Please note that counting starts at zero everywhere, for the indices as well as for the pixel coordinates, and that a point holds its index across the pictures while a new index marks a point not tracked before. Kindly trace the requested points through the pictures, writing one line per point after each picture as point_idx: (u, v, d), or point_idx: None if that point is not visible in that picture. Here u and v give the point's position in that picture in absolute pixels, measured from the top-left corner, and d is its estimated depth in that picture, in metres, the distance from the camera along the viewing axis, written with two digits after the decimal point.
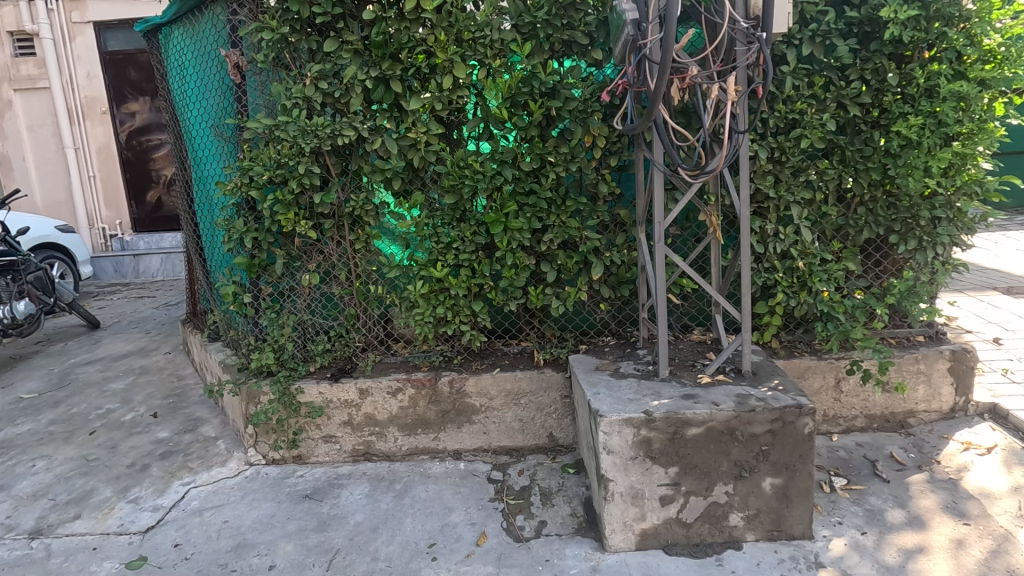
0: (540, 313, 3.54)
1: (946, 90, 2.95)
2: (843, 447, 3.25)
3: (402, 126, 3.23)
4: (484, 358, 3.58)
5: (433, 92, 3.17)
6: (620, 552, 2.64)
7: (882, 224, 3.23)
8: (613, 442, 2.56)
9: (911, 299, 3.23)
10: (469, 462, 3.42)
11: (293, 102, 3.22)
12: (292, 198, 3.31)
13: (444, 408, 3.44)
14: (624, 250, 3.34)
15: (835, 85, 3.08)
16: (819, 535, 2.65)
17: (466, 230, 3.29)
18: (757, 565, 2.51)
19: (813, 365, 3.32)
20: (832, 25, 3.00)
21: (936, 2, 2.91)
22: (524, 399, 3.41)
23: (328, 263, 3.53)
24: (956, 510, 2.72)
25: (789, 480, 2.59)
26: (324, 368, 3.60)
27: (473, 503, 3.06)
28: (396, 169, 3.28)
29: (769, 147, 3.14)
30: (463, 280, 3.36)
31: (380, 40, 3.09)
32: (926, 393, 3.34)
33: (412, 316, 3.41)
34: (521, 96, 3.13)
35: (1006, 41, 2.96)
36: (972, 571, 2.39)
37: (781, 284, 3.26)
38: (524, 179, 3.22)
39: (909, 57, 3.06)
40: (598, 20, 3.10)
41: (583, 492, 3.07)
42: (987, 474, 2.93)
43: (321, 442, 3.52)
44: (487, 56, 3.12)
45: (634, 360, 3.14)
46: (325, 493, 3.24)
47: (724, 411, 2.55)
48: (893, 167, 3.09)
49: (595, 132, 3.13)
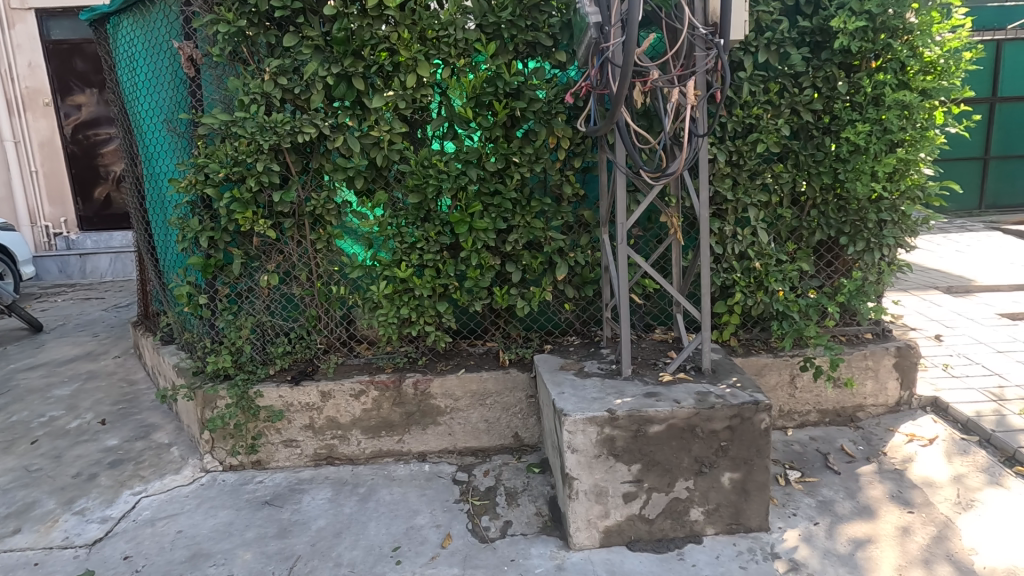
0: (505, 313, 3.55)
1: (892, 98, 3.09)
2: (798, 441, 3.37)
3: (365, 124, 3.19)
4: (449, 359, 3.57)
5: (396, 90, 3.13)
6: (584, 550, 2.67)
7: (833, 226, 3.37)
8: (577, 440, 2.59)
9: (860, 298, 3.38)
10: (434, 464, 3.40)
11: (251, 98, 3.13)
12: (250, 197, 3.22)
13: (408, 410, 3.40)
14: (588, 250, 3.38)
15: (789, 92, 3.19)
16: (776, 527, 2.73)
17: (430, 230, 3.26)
18: (717, 558, 2.57)
19: (770, 362, 3.42)
20: (786, 34, 3.11)
21: (883, 15, 3.04)
22: (489, 399, 3.41)
23: (289, 263, 3.45)
24: (901, 499, 2.86)
25: (747, 474, 2.66)
26: (284, 371, 3.51)
27: (438, 505, 3.04)
28: (359, 168, 3.22)
29: (727, 150, 3.22)
30: (427, 281, 3.33)
31: (342, 36, 3.03)
32: (874, 388, 3.49)
33: (375, 317, 3.37)
34: (485, 96, 3.12)
35: (945, 53, 3.12)
36: (917, 557, 2.51)
37: (739, 284, 3.35)
38: (489, 179, 3.22)
39: (857, 67, 3.20)
40: (562, 22, 3.12)
41: (548, 491, 3.09)
42: (930, 464, 3.09)
43: (282, 447, 3.43)
44: (451, 55, 3.10)
45: (598, 359, 3.18)
46: (286, 499, 3.16)
47: (685, 408, 2.61)
48: (842, 171, 3.22)
49: (560, 133, 3.16)
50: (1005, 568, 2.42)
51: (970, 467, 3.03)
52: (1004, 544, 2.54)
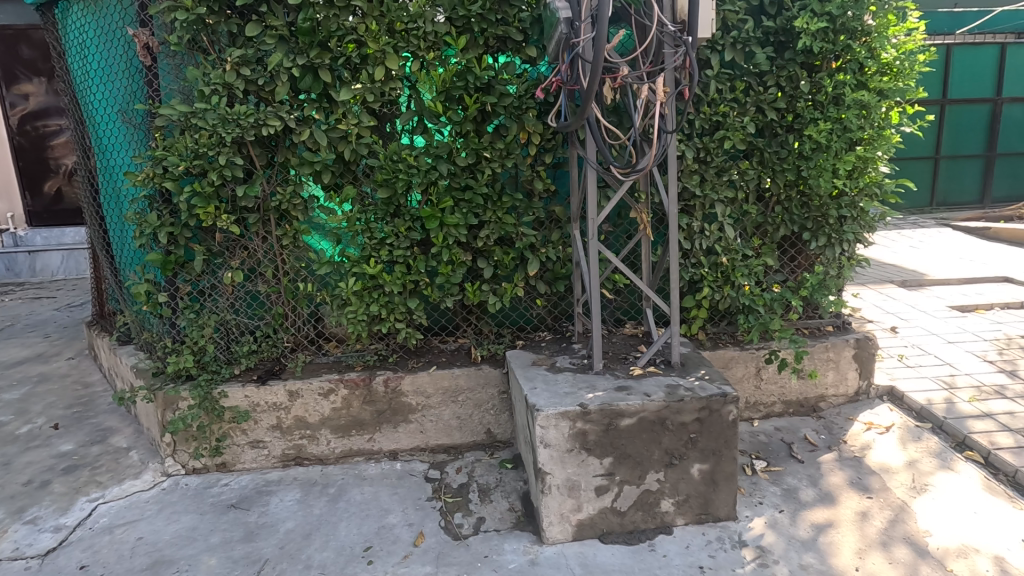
0: (477, 309, 3.53)
1: (851, 98, 3.19)
2: (763, 432, 3.45)
3: (332, 117, 3.12)
4: (420, 356, 3.53)
5: (365, 83, 3.06)
6: (557, 544, 2.68)
7: (796, 222, 3.45)
8: (550, 435, 2.60)
9: (822, 291, 3.48)
10: (405, 462, 3.36)
11: (212, 89, 3.03)
12: (212, 191, 3.11)
13: (379, 409, 3.36)
14: (559, 246, 3.39)
15: (754, 90, 3.26)
16: (743, 516, 2.80)
17: (400, 226, 3.22)
18: (687, 547, 2.62)
19: (736, 355, 3.50)
20: (751, 34, 3.18)
21: (843, 16, 3.13)
22: (461, 396, 3.39)
23: (253, 260, 3.36)
24: (861, 485, 2.96)
25: (715, 465, 2.72)
26: (249, 370, 3.42)
27: (410, 503, 3.01)
28: (326, 162, 3.15)
29: (695, 147, 3.27)
30: (397, 277, 3.28)
31: (308, 27, 2.95)
32: (835, 379, 3.61)
33: (344, 315, 3.31)
34: (455, 90, 3.09)
35: (901, 55, 3.23)
36: (875, 540, 2.61)
37: (706, 278, 3.41)
38: (460, 175, 3.19)
39: (818, 67, 3.28)
40: (532, 17, 3.10)
41: (521, 486, 3.09)
42: (886, 451, 3.22)
43: (248, 448, 3.34)
44: (421, 48, 3.06)
45: (570, 354, 3.20)
46: (253, 502, 3.08)
47: (656, 401, 2.64)
48: (805, 168, 3.30)
49: (530, 128, 3.15)
50: (956, 548, 2.53)
51: (923, 453, 3.16)
52: (957, 525, 2.66)
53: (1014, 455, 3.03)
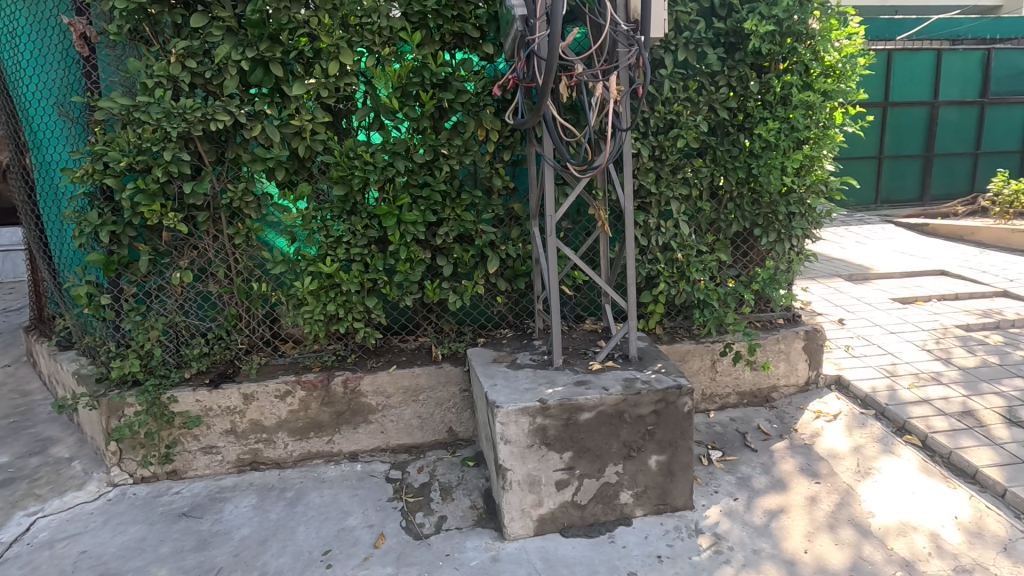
0: (438, 307, 3.51)
1: (798, 98, 3.31)
2: (719, 423, 3.56)
3: (285, 113, 3.04)
4: (380, 355, 3.49)
5: (318, 77, 2.99)
6: (519, 539, 2.69)
7: (748, 218, 3.55)
8: (510, 431, 2.61)
9: (773, 286, 3.61)
10: (366, 463, 3.32)
11: (155, 81, 2.91)
12: (157, 188, 3.00)
13: (338, 410, 3.30)
14: (519, 243, 3.39)
15: (707, 90, 3.34)
16: (699, 505, 2.87)
17: (357, 223, 3.16)
18: (645, 537, 2.67)
19: (692, 348, 3.59)
20: (703, 34, 3.25)
21: (789, 20, 3.24)
22: (423, 395, 3.36)
23: (204, 260, 3.25)
24: (810, 471, 3.08)
25: (672, 456, 2.78)
26: (201, 374, 3.31)
27: (370, 504, 2.98)
28: (279, 159, 3.08)
29: (650, 145, 3.34)
30: (355, 275, 3.23)
31: (257, 19, 2.86)
32: (786, 369, 3.74)
33: (300, 315, 3.24)
34: (411, 86, 3.05)
35: (842, 59, 3.37)
36: (823, 523, 2.72)
37: (662, 274, 3.49)
38: (418, 171, 3.16)
39: (767, 68, 3.39)
40: (489, 14, 3.09)
41: (483, 483, 3.09)
42: (834, 437, 3.36)
43: (200, 454, 3.23)
44: (376, 43, 3.01)
45: (530, 351, 3.21)
46: (206, 509, 2.98)
47: (614, 395, 2.68)
48: (756, 166, 3.41)
49: (488, 125, 3.14)
50: (896, 527, 2.66)
51: (867, 439, 3.31)
52: (898, 505, 2.79)
53: (949, 438, 3.21)
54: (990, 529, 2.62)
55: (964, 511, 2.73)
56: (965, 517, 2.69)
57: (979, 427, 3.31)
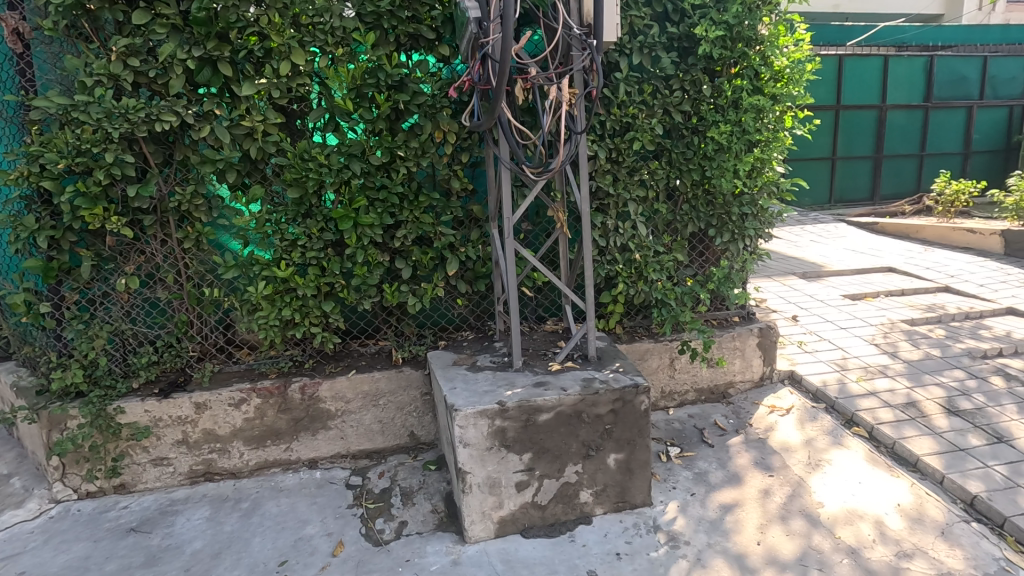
0: (398, 311, 3.48)
1: (748, 102, 3.41)
2: (678, 419, 3.63)
3: (235, 113, 2.97)
4: (339, 360, 3.44)
5: (269, 77, 2.93)
6: (480, 542, 2.69)
7: (703, 219, 3.64)
8: (469, 434, 2.60)
9: (727, 285, 3.71)
10: (325, 470, 3.26)
11: (95, 80, 2.80)
12: (99, 191, 2.88)
13: (295, 417, 3.23)
14: (478, 245, 3.39)
15: (661, 94, 3.40)
16: (658, 501, 2.93)
17: (312, 226, 3.10)
18: (605, 535, 2.71)
19: (651, 347, 3.65)
20: (656, 39, 3.31)
21: (739, 26, 3.33)
22: (383, 400, 3.33)
23: (151, 265, 3.14)
24: (764, 464, 3.18)
25: (630, 454, 2.82)
26: (150, 383, 3.20)
27: (329, 512, 2.93)
28: (230, 160, 3.00)
29: (607, 147, 3.38)
30: (311, 279, 3.17)
31: (203, 17, 2.78)
32: (742, 365, 3.84)
33: (254, 320, 3.17)
34: (366, 87, 3.01)
35: (790, 64, 3.48)
36: (775, 514, 2.80)
37: (621, 274, 3.54)
38: (374, 174, 3.13)
39: (719, 72, 3.47)
40: (444, 16, 3.07)
41: (444, 487, 3.07)
42: (787, 431, 3.47)
43: (150, 466, 3.12)
44: (329, 44, 2.95)
45: (491, 353, 3.22)
46: (155, 524, 2.88)
47: (572, 395, 2.70)
48: (709, 168, 3.49)
49: (445, 127, 3.12)
50: (844, 516, 2.77)
51: (818, 431, 3.43)
52: (845, 495, 2.91)
53: (894, 429, 3.35)
54: (929, 514, 2.75)
55: (906, 497, 2.86)
56: (906, 504, 2.82)
57: (921, 417, 3.47)
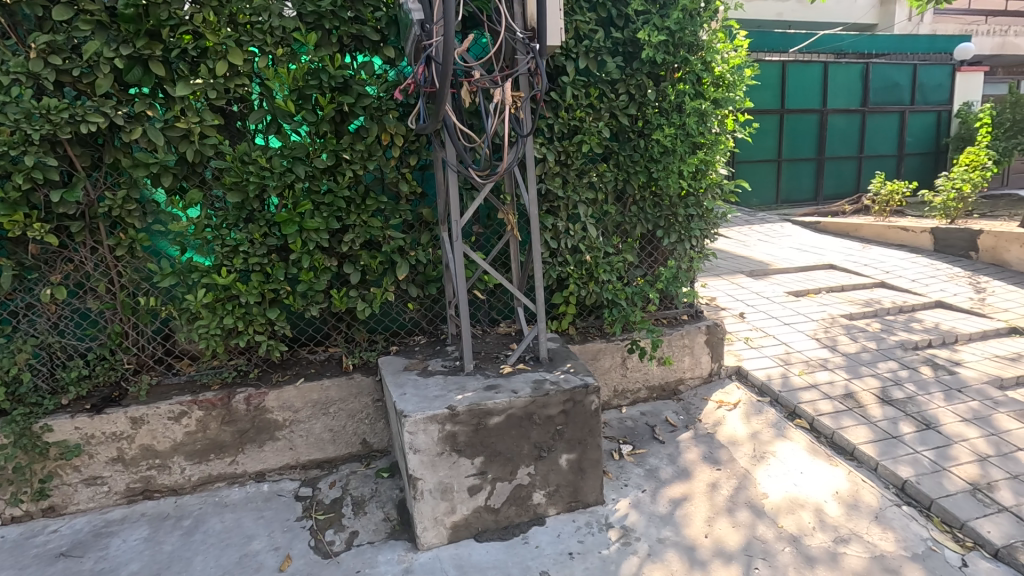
0: (348, 316, 3.42)
1: (690, 106, 3.50)
2: (630, 417, 3.70)
3: (169, 115, 2.85)
4: (287, 368, 3.35)
5: (205, 78, 2.82)
6: (432, 549, 2.66)
7: (651, 220, 3.71)
8: (419, 440, 2.57)
9: (675, 284, 3.79)
10: (274, 482, 3.17)
11: (13, 79, 2.63)
12: (19, 196, 2.71)
13: (241, 428, 3.12)
14: (429, 249, 3.36)
15: (608, 97, 3.45)
16: (610, 499, 2.97)
17: (255, 232, 3.01)
18: (558, 536, 2.72)
19: (603, 347, 3.70)
20: (602, 43, 3.35)
21: (681, 32, 3.41)
22: (333, 408, 3.25)
23: (81, 274, 2.99)
24: (712, 458, 3.26)
25: (582, 453, 2.84)
26: (81, 399, 3.03)
27: (277, 525, 2.84)
28: (165, 163, 2.88)
29: (556, 150, 3.41)
30: (254, 286, 3.07)
31: (130, 13, 2.66)
32: (691, 363, 3.94)
33: (194, 330, 3.04)
34: (309, 89, 2.94)
35: (730, 70, 3.61)
36: (722, 507, 2.88)
37: (572, 276, 3.58)
38: (319, 177, 3.05)
39: (663, 76, 3.55)
40: (388, 17, 3.03)
41: (397, 494, 3.03)
42: (734, 425, 3.57)
43: (82, 487, 2.96)
44: (268, 43, 2.87)
45: (442, 357, 3.20)
46: (88, 547, 2.73)
47: (522, 397, 2.70)
48: (655, 171, 3.57)
49: (392, 130, 3.09)
50: (786, 505, 2.87)
51: (763, 424, 3.55)
52: (788, 485, 3.02)
53: (833, 419, 3.50)
54: (864, 499, 2.89)
55: (843, 484, 2.99)
56: (843, 491, 2.95)
57: (858, 407, 3.64)
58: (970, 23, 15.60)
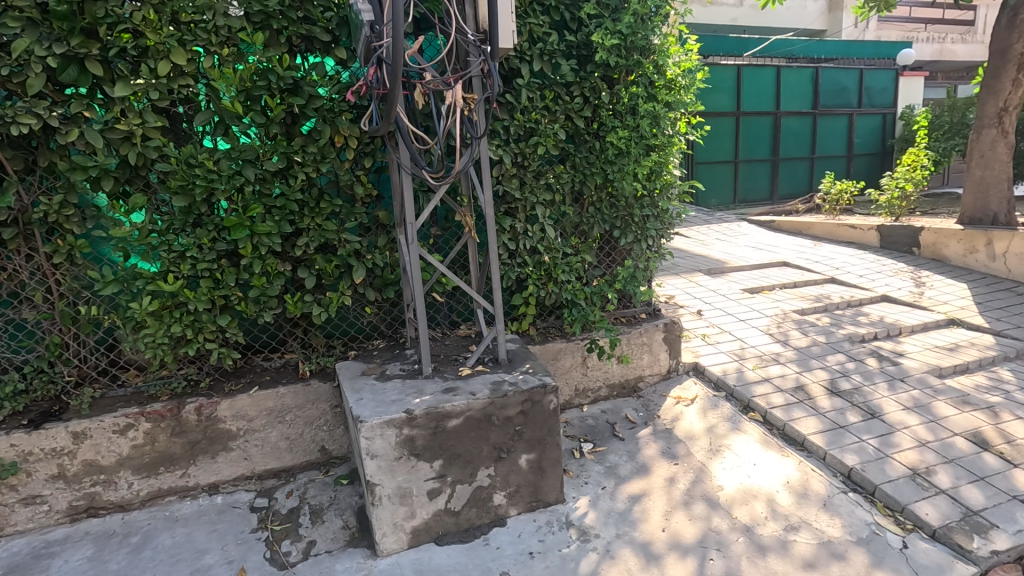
0: (304, 321, 3.35)
1: (643, 109, 3.57)
2: (591, 416, 3.74)
3: (109, 116, 2.74)
4: (240, 377, 3.26)
5: (146, 78, 2.73)
6: (392, 555, 2.64)
7: (608, 221, 3.77)
8: (376, 445, 2.54)
9: (633, 283, 3.86)
10: (227, 494, 3.08)
11: None
12: None
13: (192, 440, 3.02)
14: (386, 252, 3.33)
15: (563, 100, 3.48)
16: (570, 497, 3.00)
17: (203, 236, 2.92)
18: (519, 536, 2.73)
19: (563, 347, 3.73)
20: (556, 46, 3.38)
21: (633, 36, 3.46)
22: (289, 416, 3.18)
23: (16, 283, 2.85)
24: (669, 453, 3.33)
25: (541, 453, 2.86)
26: (18, 415, 2.89)
27: (230, 538, 2.76)
28: (105, 167, 2.76)
29: (512, 152, 3.42)
30: (203, 293, 2.98)
31: (64, 10, 2.55)
32: (649, 360, 4.02)
33: (139, 339, 2.93)
34: (257, 90, 2.87)
35: (681, 73, 3.70)
36: (679, 501, 2.95)
37: (531, 277, 3.60)
38: (270, 180, 2.98)
39: (616, 79, 3.60)
40: (339, 17, 3.00)
41: (356, 501, 2.99)
42: (691, 420, 3.66)
43: (20, 507, 2.82)
44: (212, 43, 2.79)
45: (401, 361, 3.18)
46: (27, 570, 2.60)
47: (480, 399, 2.70)
48: (611, 172, 3.62)
49: (345, 132, 3.05)
50: (740, 496, 2.95)
51: (719, 419, 3.64)
52: (742, 476, 3.10)
53: (784, 411, 3.62)
54: (813, 488, 3.00)
55: (794, 473, 3.10)
56: (794, 480, 3.05)
57: (808, 399, 3.77)
58: (910, 31, 16.40)
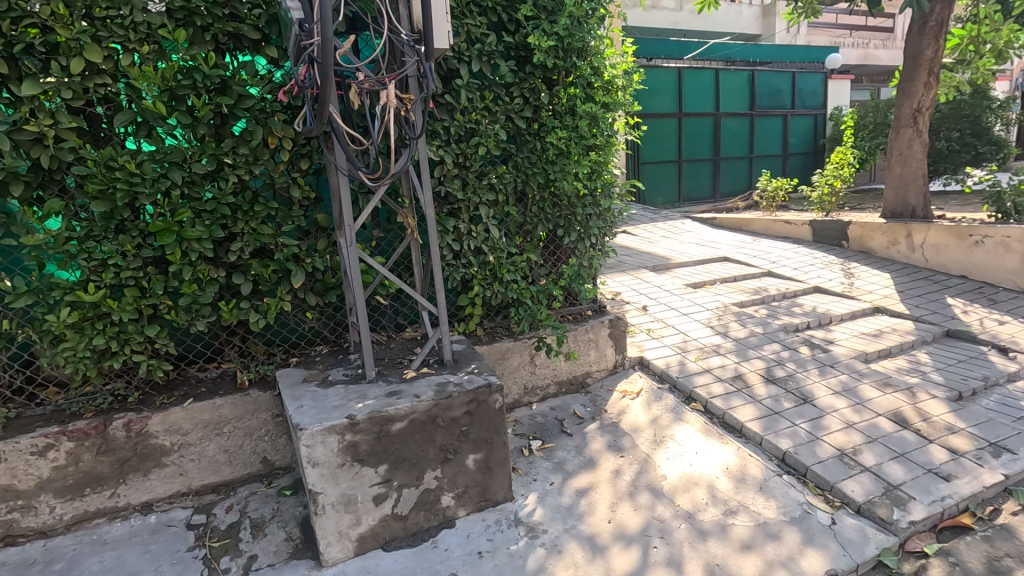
0: (241, 329, 3.24)
1: (582, 109, 3.64)
2: (540, 413, 3.78)
3: (17, 116, 2.56)
4: (173, 390, 3.11)
5: (58, 77, 2.57)
6: (338, 564, 2.58)
7: (551, 220, 3.81)
8: (317, 453, 2.48)
9: (578, 281, 3.91)
10: (162, 513, 2.94)
11: None
12: None
13: (121, 458, 2.87)
14: (326, 255, 3.26)
15: (503, 100, 3.50)
16: (519, 495, 3.02)
17: (127, 243, 2.77)
18: (468, 537, 2.73)
19: (511, 346, 3.75)
20: (493, 47, 3.40)
21: (569, 38, 3.53)
22: (227, 428, 3.07)
23: None
24: (616, 447, 3.40)
25: (488, 453, 2.87)
26: None
27: (165, 559, 2.63)
28: (14, 170, 2.58)
29: (454, 152, 3.41)
30: (129, 303, 2.83)
31: None
32: (596, 356, 4.09)
33: (58, 353, 2.76)
34: (182, 90, 2.75)
35: (618, 75, 3.78)
36: (624, 492, 3.02)
37: (476, 277, 3.60)
38: (199, 183, 2.87)
39: (556, 80, 3.66)
40: (268, 16, 2.92)
41: (300, 512, 2.91)
42: (636, 413, 3.75)
43: None
44: (131, 40, 2.65)
45: (344, 366, 3.12)
46: None
47: (424, 401, 2.68)
48: (552, 172, 3.67)
49: (279, 133, 2.97)
50: (683, 485, 3.05)
51: (663, 410, 3.75)
52: (684, 465, 3.21)
53: (724, 400, 3.76)
54: (750, 472, 3.13)
55: (732, 459, 3.23)
56: (732, 466, 3.18)
57: (746, 387, 3.93)
58: (837, 36, 17.35)
